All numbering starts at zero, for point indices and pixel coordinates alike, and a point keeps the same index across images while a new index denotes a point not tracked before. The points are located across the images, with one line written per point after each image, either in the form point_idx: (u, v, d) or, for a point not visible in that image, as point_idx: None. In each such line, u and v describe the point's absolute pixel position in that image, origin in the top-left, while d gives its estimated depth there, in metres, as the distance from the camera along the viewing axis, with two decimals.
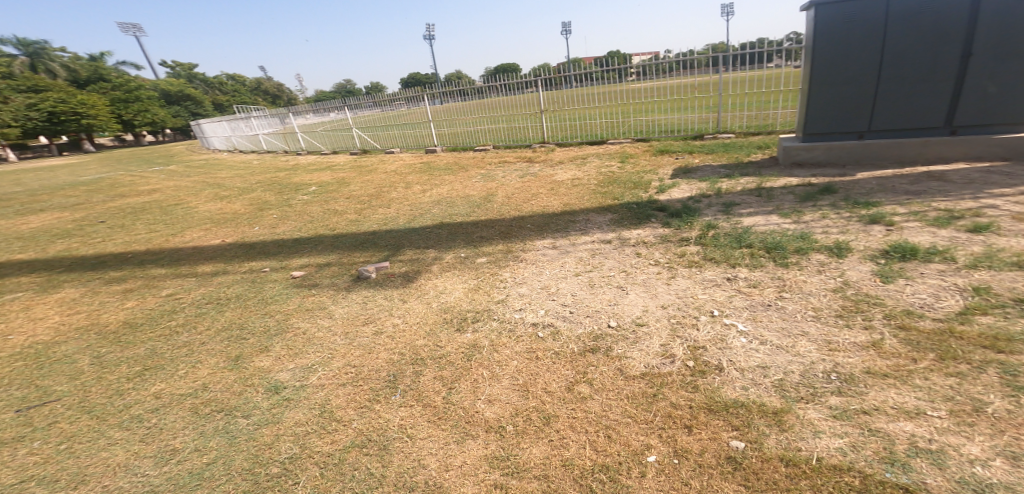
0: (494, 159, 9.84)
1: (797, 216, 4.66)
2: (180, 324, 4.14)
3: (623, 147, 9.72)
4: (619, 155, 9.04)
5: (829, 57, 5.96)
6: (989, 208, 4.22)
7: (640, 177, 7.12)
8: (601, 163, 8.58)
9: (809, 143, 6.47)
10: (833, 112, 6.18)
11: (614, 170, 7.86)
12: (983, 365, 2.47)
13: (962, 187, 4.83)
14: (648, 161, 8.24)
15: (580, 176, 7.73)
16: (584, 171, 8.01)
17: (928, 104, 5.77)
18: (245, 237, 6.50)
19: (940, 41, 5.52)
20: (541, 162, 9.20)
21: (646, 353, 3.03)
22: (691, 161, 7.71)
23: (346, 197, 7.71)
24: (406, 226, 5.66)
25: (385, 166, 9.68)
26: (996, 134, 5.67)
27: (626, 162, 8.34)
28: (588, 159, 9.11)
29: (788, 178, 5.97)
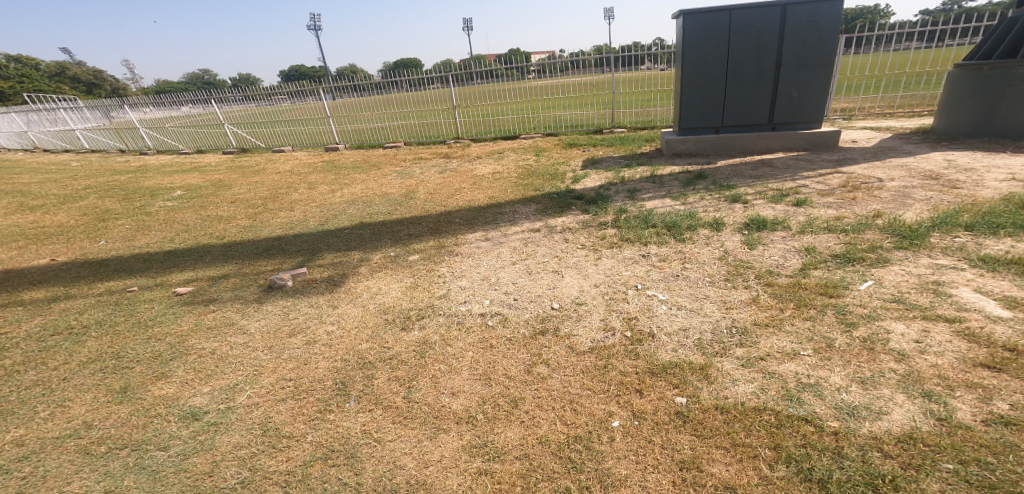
0: (409, 156, 9.60)
1: (684, 198, 5.34)
2: (19, 363, 3.09)
3: (536, 141, 10.15)
4: (528, 150, 9.38)
5: (692, 61, 6.67)
6: (805, 186, 5.30)
7: (552, 170, 7.45)
8: (518, 156, 8.90)
9: (684, 135, 7.23)
10: (693, 109, 6.98)
11: (528, 163, 8.20)
12: (823, 308, 3.14)
13: (784, 172, 5.98)
14: (555, 154, 8.72)
15: (494, 170, 7.86)
16: (502, 165, 8.19)
17: (758, 103, 6.75)
18: (82, 254, 4.76)
19: (770, 50, 6.45)
20: (454, 159, 9.19)
21: (591, 329, 3.24)
22: (593, 154, 8.35)
23: (234, 197, 6.33)
24: (320, 227, 5.12)
25: (277, 166, 8.74)
26: (800, 130, 6.82)
27: (538, 156, 8.73)
28: (501, 153, 9.29)
29: (673, 166, 6.79)
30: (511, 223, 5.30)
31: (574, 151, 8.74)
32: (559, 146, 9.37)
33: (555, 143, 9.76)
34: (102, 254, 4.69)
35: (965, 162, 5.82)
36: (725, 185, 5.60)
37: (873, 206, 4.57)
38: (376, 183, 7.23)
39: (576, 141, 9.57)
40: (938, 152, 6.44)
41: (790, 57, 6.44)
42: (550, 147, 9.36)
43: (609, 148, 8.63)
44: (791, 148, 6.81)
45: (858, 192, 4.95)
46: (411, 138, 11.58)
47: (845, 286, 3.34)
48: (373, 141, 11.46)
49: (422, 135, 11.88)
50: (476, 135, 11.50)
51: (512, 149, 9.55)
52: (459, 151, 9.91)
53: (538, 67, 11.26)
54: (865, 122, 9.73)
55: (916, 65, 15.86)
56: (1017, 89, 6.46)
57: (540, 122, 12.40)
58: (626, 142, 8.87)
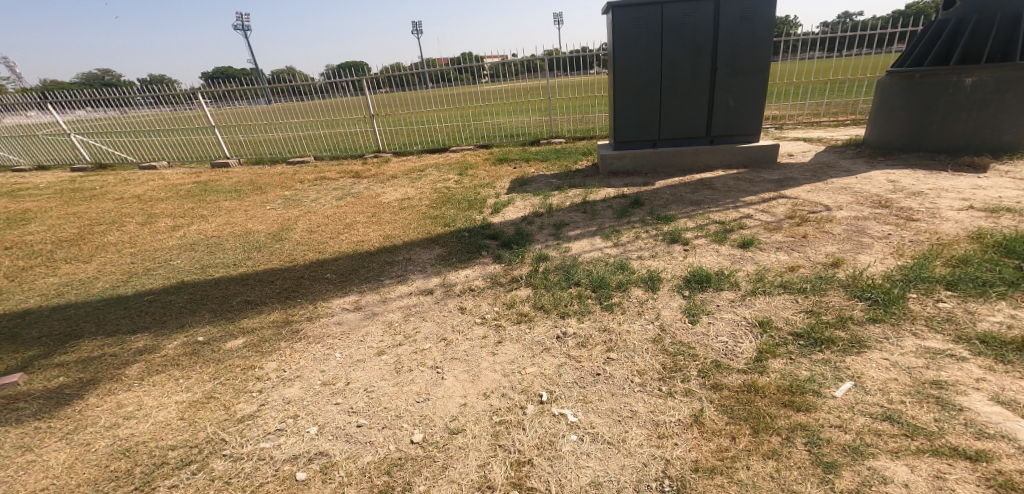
0: (310, 175, 8.01)
1: (616, 237, 4.31)
2: None
3: (464, 155, 8.88)
4: (452, 167, 8.10)
5: (621, 63, 5.69)
6: (750, 217, 4.37)
7: (471, 196, 6.21)
8: (439, 175, 7.65)
9: (619, 151, 6.19)
10: (624, 120, 5.98)
11: (446, 184, 6.93)
12: (790, 434, 2.16)
13: (727, 195, 5.04)
14: (480, 172, 7.52)
15: (401, 195, 6.52)
16: (415, 188, 6.85)
17: (693, 113, 5.85)
18: None
19: (705, 50, 5.57)
20: (363, 177, 7.74)
21: (458, 487, 2.09)
22: (522, 172, 7.21)
23: (16, 244, 4.72)
24: (113, 292, 3.64)
25: (128, 189, 7.16)
26: (738, 144, 5.98)
27: (461, 174, 7.49)
28: (422, 171, 7.96)
29: (608, 189, 5.75)
30: (397, 280, 4.04)
31: (501, 169, 7.58)
32: (489, 161, 8.19)
33: (486, 156, 8.53)
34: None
35: (920, 173, 5.11)
36: (661, 216, 4.61)
37: (827, 246, 3.65)
38: (246, 213, 5.68)
39: (508, 154, 8.40)
40: (887, 161, 5.73)
41: (726, 59, 5.58)
42: (477, 163, 8.14)
43: (542, 163, 7.50)
44: (738, 165, 5.96)
45: (808, 225, 4.05)
46: (322, 149, 10.07)
47: (814, 391, 2.41)
48: (274, 154, 9.82)
49: (336, 146, 10.39)
50: (403, 145, 10.18)
51: (433, 166, 8.24)
52: (370, 166, 8.46)
53: (481, 69, 10.13)
54: (808, 130, 9.17)
55: (849, 70, 15.87)
56: (950, 101, 5.44)
57: (476, 130, 11.25)
58: (562, 155, 7.79)
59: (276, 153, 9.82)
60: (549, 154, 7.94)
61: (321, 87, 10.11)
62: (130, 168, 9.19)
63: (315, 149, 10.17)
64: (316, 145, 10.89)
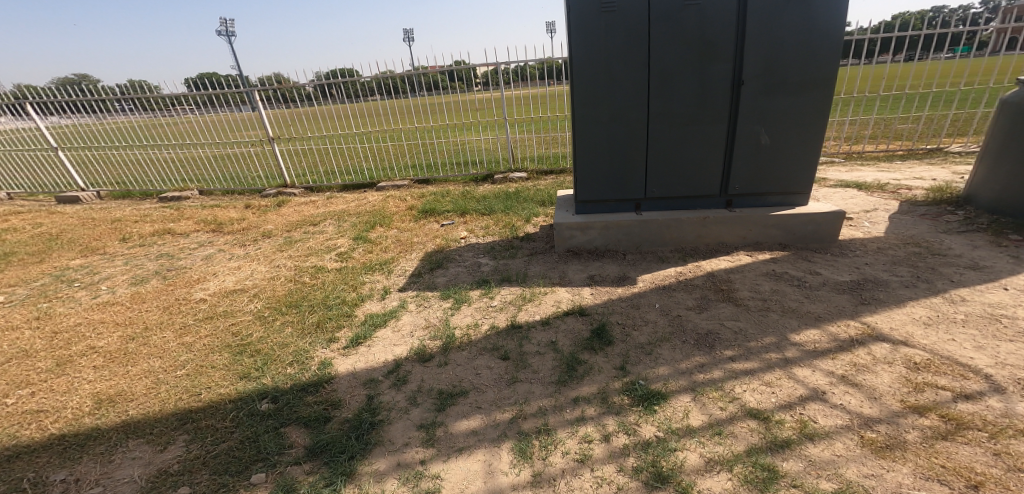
0: (153, 222, 5.63)
1: (543, 459, 2.17)
2: None
3: (386, 192, 6.46)
4: (360, 217, 5.47)
5: (578, 74, 3.27)
6: (818, 412, 2.24)
7: (343, 287, 3.79)
8: (330, 233, 5.08)
9: (581, 216, 3.79)
10: (588, 169, 3.58)
11: (323, 256, 4.40)
12: None
13: (759, 335, 2.81)
14: (388, 230, 4.97)
15: (234, 275, 4.03)
16: (274, 256, 4.44)
17: (700, 156, 3.46)
18: None
19: (721, 49, 3.15)
20: (222, 230, 5.29)
21: None
22: (449, 235, 4.66)
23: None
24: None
25: None
26: (771, 209, 3.56)
27: (361, 231, 5.00)
28: (313, 223, 5.41)
29: (557, 292, 3.44)
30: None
31: (424, 223, 5.04)
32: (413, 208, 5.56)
33: (415, 200, 5.90)
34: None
35: None
36: (653, 406, 2.42)
37: None
38: None
39: (444, 197, 5.78)
40: None
41: (758, 65, 3.13)
42: (396, 212, 5.53)
43: (483, 217, 4.96)
44: (776, 246, 3.59)
45: (957, 452, 1.92)
46: (218, 177, 7.83)
47: None
48: (149, 185, 7.55)
49: (237, 171, 8.11)
50: (331, 174, 7.91)
51: (333, 214, 5.67)
52: (250, 210, 5.96)
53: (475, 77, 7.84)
54: (861, 158, 6.61)
55: (893, 82, 13.09)
56: None
57: (441, 148, 9.10)
58: (518, 202, 5.22)
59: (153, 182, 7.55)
60: (500, 200, 5.32)
61: (208, 97, 7.80)
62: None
63: (208, 176, 7.91)
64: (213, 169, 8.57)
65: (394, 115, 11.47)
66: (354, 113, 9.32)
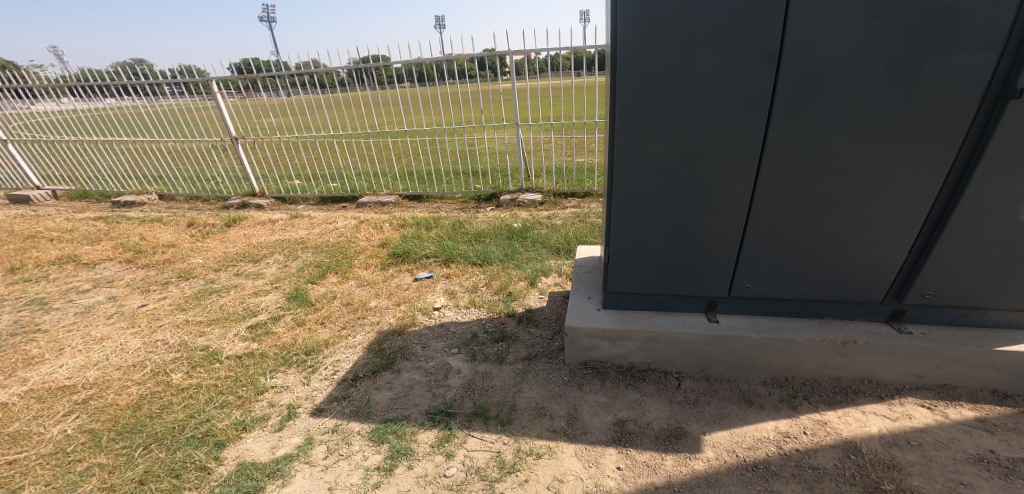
0: (66, 243, 4.57)
1: None
2: None
3: (360, 207, 5.02)
4: (315, 256, 3.86)
5: (627, 92, 1.82)
6: None
7: (223, 400, 2.32)
8: (264, 281, 3.58)
9: (616, 313, 2.38)
10: (634, 245, 2.15)
11: (229, 330, 2.93)
12: None
13: None
14: (342, 283, 3.46)
15: (82, 354, 2.68)
16: (163, 317, 3.13)
17: (844, 232, 1.95)
18: None
19: (925, 40, 1.58)
20: (137, 265, 4.05)
21: None
22: (418, 300, 3.15)
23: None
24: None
25: None
26: (982, 332, 2.05)
27: (304, 283, 3.48)
28: (251, 259, 3.94)
29: (558, 461, 1.99)
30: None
31: (393, 272, 3.47)
32: (386, 244, 3.87)
33: (396, 229, 4.21)
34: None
35: None
36: None
37: None
38: None
39: (434, 228, 4.10)
40: None
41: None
42: (367, 250, 3.86)
43: (474, 269, 3.37)
44: (987, 395, 2.07)
45: None
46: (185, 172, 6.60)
47: None
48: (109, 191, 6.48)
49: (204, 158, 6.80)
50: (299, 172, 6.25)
51: (285, 246, 4.11)
52: (190, 231, 4.67)
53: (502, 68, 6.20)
54: None
55: None
56: None
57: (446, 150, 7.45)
58: (529, 249, 3.58)
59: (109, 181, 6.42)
60: (507, 243, 3.66)
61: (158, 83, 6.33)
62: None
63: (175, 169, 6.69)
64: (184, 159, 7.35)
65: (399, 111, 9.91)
66: (340, 106, 7.69)
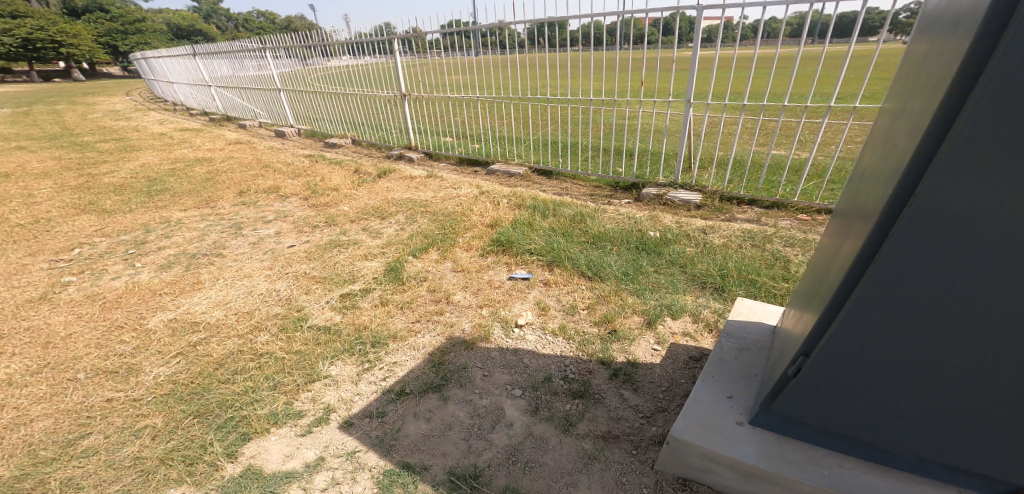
0: (265, 177, 5.39)
1: None
2: None
3: (491, 173, 4.74)
4: (428, 225, 3.69)
5: (963, 149, 0.81)
6: None
7: (278, 381, 2.30)
8: (378, 244, 3.55)
9: (767, 438, 1.40)
10: (871, 419, 1.16)
11: (325, 296, 2.98)
12: None
13: None
14: (437, 262, 3.20)
15: (223, 292, 3.13)
16: (283, 268, 3.35)
17: None
18: None
19: None
20: (303, 204, 4.49)
21: None
22: (501, 308, 2.66)
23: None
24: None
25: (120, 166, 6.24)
26: None
27: (407, 255, 3.32)
28: (378, 216, 3.96)
29: None
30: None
31: (485, 263, 3.10)
32: (495, 227, 3.48)
33: (511, 208, 3.78)
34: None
35: None
36: None
37: None
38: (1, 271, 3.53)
39: (550, 218, 3.52)
40: None
41: None
42: (475, 229, 3.53)
43: (580, 282, 2.76)
44: None
45: None
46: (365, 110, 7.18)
47: None
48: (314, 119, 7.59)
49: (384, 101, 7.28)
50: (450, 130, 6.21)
51: (409, 206, 4.03)
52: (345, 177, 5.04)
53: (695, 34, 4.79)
54: None
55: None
56: None
57: (600, 123, 6.54)
58: (663, 275, 2.72)
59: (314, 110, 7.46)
60: (622, 262, 2.86)
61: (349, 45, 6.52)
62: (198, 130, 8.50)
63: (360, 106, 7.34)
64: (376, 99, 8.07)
65: (569, 75, 9.21)
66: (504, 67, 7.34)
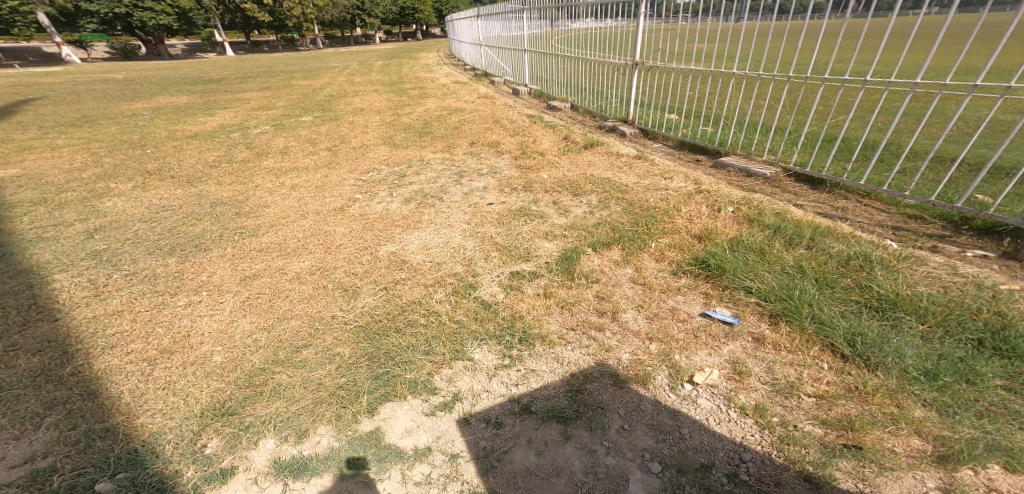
0: (502, 125, 5.52)
1: None
2: None
3: (723, 167, 3.95)
4: (618, 215, 3.27)
5: None
6: None
7: (428, 351, 2.29)
8: (562, 223, 3.20)
9: None
10: None
11: (500, 269, 2.78)
12: None
13: None
14: (615, 265, 2.81)
15: (433, 236, 3.07)
16: (488, 217, 3.28)
17: None
18: (56, 150, 5.35)
19: None
20: (504, 152, 4.34)
21: None
22: (676, 350, 2.21)
23: (258, 150, 4.85)
24: (89, 246, 3.36)
25: (412, 102, 7.22)
26: None
27: (592, 244, 2.98)
28: (566, 189, 3.60)
29: None
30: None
31: (677, 284, 2.62)
32: (708, 242, 2.88)
33: (738, 221, 3.07)
34: (83, 174, 4.66)
35: None
36: None
37: None
38: (305, 165, 4.31)
39: (801, 249, 2.70)
40: None
41: None
42: (678, 236, 2.99)
43: (842, 360, 2.02)
44: None
45: None
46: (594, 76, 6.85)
47: None
48: (543, 79, 7.57)
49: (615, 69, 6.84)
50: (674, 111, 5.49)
51: (606, 188, 3.60)
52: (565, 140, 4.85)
53: None
54: None
55: None
56: None
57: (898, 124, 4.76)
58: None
59: (544, 67, 7.44)
60: (925, 354, 1.96)
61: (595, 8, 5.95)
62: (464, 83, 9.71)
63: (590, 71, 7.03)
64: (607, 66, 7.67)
65: None
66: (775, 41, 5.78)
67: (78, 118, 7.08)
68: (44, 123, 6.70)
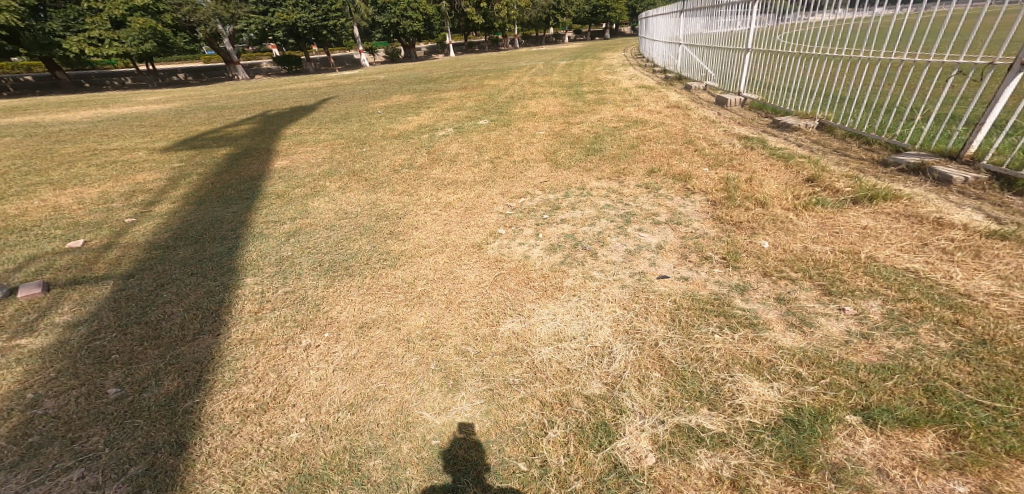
0: (723, 141, 4.02)
1: None
2: (70, 196, 4.57)
3: None
4: (945, 361, 1.57)
5: None
6: None
7: None
8: (793, 347, 1.74)
9: None
10: None
11: (656, 414, 1.61)
12: None
13: None
14: (925, 475, 1.30)
15: (570, 318, 2.07)
16: (674, 296, 2.09)
17: None
18: (297, 143, 6.18)
19: None
20: (695, 192, 3.05)
21: None
22: None
23: (436, 154, 4.57)
24: (277, 251, 3.01)
25: (608, 109, 6.18)
26: None
27: (872, 402, 1.50)
28: (802, 268, 2.10)
29: None
30: (39, 472, 1.66)
31: None
32: None
33: None
34: (318, 168, 4.78)
35: None
36: None
37: None
38: (471, 177, 3.78)
39: None
40: None
41: None
42: None
43: None
44: None
45: None
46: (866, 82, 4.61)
47: None
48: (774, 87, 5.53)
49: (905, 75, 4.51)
50: None
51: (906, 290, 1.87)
52: (834, 166, 3.11)
53: None
54: None
55: None
56: None
57: None
58: None
59: (779, 71, 5.40)
60: None
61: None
62: (649, 88, 8.14)
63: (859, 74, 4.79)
64: (887, 68, 5.23)
65: None
66: None
67: (325, 115, 8.29)
68: (302, 120, 8.02)
